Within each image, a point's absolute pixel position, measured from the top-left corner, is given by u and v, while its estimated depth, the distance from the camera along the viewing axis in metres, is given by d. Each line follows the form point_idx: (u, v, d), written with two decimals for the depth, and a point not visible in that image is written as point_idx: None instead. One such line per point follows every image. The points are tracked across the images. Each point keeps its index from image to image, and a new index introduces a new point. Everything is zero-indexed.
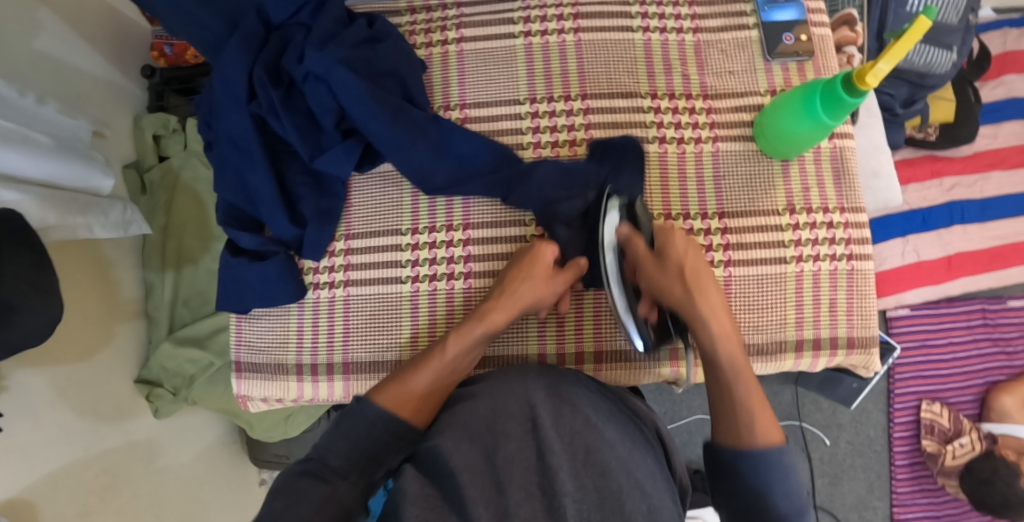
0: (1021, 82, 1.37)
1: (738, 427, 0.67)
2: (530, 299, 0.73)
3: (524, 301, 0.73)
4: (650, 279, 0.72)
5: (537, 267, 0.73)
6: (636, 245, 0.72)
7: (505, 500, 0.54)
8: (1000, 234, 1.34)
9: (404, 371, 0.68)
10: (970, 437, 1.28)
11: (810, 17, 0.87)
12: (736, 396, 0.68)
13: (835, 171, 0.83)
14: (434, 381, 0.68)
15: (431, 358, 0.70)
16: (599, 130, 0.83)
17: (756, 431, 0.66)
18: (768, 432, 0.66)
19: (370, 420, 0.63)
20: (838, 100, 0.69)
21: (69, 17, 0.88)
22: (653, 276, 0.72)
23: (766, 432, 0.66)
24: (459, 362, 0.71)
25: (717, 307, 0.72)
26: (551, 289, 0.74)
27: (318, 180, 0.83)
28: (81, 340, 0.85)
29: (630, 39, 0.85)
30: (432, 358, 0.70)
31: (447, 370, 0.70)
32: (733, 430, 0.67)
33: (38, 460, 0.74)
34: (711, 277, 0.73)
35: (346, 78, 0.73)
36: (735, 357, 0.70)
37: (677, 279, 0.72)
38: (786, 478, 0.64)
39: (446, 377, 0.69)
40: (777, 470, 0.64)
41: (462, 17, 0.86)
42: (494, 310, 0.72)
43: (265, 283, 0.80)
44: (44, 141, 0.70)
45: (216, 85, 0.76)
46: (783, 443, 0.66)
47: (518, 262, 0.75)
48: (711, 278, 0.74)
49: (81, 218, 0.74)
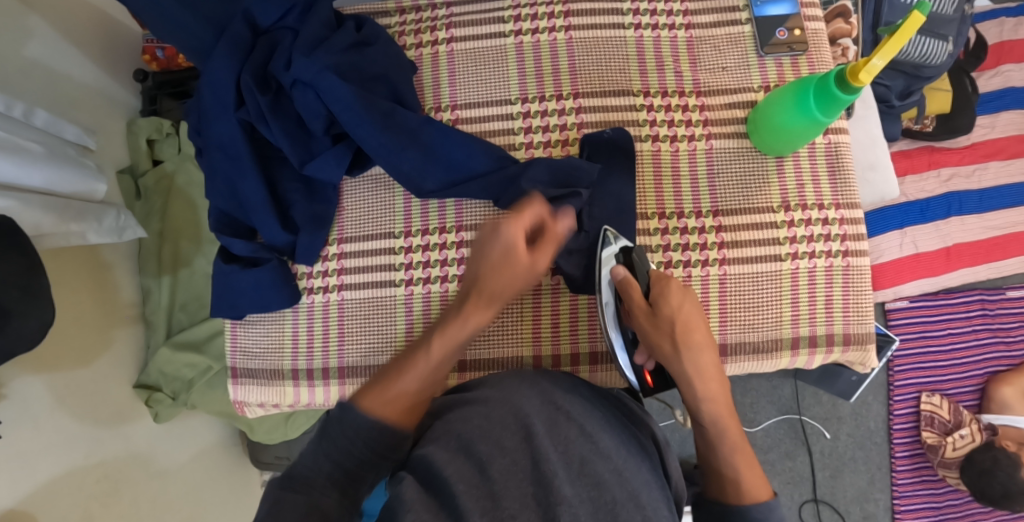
0: (1018, 72, 1.37)
1: (726, 481, 0.63)
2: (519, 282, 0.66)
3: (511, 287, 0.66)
4: (640, 331, 0.69)
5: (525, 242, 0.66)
6: (629, 291, 0.70)
7: (500, 511, 0.51)
8: (998, 225, 1.33)
9: (388, 373, 0.61)
10: (969, 428, 1.28)
11: (803, 11, 0.87)
12: (723, 450, 0.65)
13: (830, 166, 0.82)
14: (420, 384, 0.61)
15: (416, 358, 0.63)
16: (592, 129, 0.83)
17: (743, 488, 0.62)
18: (754, 490, 0.62)
19: (356, 426, 0.54)
20: (831, 97, 0.68)
21: (59, 23, 0.88)
22: (643, 329, 0.68)
23: (752, 488, 0.62)
24: (444, 360, 0.65)
25: (709, 368, 0.66)
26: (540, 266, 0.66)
27: (310, 185, 0.83)
28: (78, 347, 0.84)
29: (622, 37, 0.85)
30: (418, 358, 0.63)
31: (433, 371, 0.63)
32: (721, 486, 0.64)
33: (37, 467, 0.74)
34: (707, 331, 0.67)
35: (335, 84, 0.72)
36: (725, 413, 0.66)
37: (667, 336, 0.67)
38: None
39: (433, 380, 0.63)
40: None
41: (453, 16, 0.86)
42: (477, 299, 0.66)
43: (258, 289, 0.80)
44: (36, 149, 0.69)
45: (205, 92, 0.76)
46: (772, 499, 0.62)
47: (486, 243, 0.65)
48: (707, 329, 0.68)
49: (75, 226, 0.73)
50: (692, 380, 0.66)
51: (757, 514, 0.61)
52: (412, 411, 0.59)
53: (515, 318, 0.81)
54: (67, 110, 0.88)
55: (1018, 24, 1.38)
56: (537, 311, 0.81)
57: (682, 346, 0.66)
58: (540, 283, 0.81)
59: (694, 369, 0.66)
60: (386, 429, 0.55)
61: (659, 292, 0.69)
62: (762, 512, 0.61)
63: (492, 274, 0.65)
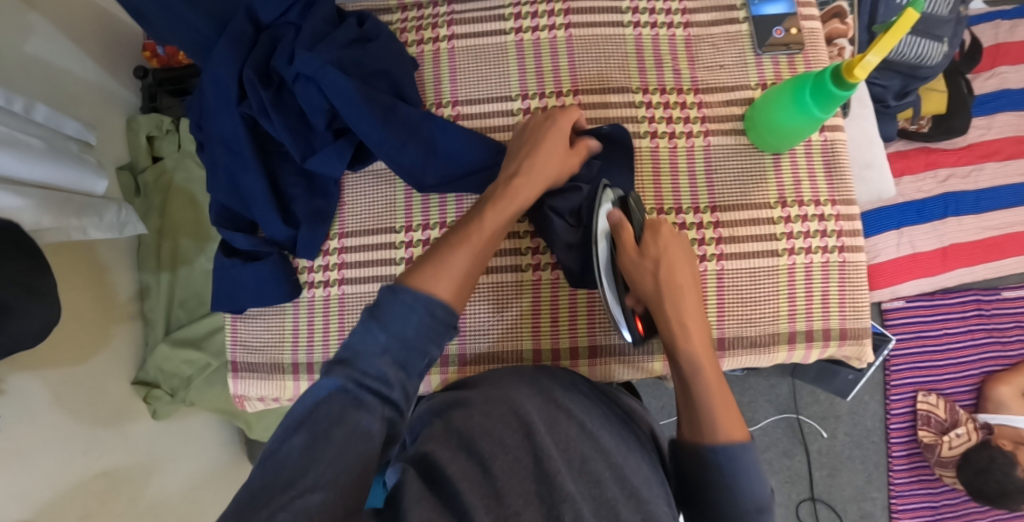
0: (1014, 74, 1.38)
1: (700, 419, 0.62)
2: (551, 171, 0.73)
3: (547, 173, 0.73)
4: (628, 269, 0.71)
5: (556, 137, 0.74)
6: (621, 231, 0.71)
7: (505, 508, 0.50)
8: (995, 225, 1.34)
9: (439, 252, 0.62)
10: (966, 427, 1.28)
11: (799, 10, 0.87)
12: (699, 388, 0.64)
13: (826, 164, 0.83)
14: (471, 260, 0.64)
15: (469, 236, 0.65)
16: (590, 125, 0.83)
17: (717, 425, 0.61)
18: (729, 428, 0.61)
19: (410, 313, 0.54)
20: (827, 94, 0.69)
21: (61, 20, 0.88)
22: (630, 268, 0.70)
23: (727, 426, 0.61)
24: (490, 242, 0.67)
25: (689, 306, 0.69)
26: (567, 162, 0.75)
27: (311, 180, 0.83)
28: (77, 344, 0.85)
29: (621, 35, 0.86)
30: (470, 236, 0.65)
31: (482, 253, 0.65)
32: (694, 426, 0.62)
33: (36, 463, 0.75)
34: (690, 271, 0.70)
35: (337, 78, 0.73)
36: (701, 352, 0.67)
37: (650, 274, 0.70)
38: (751, 476, 0.58)
39: (481, 256, 0.65)
40: (740, 461, 0.59)
41: (453, 14, 0.86)
42: (522, 186, 0.70)
43: (259, 283, 0.81)
44: (37, 143, 0.70)
45: (207, 87, 0.77)
46: (747, 441, 0.60)
47: (540, 135, 0.74)
48: (691, 272, 0.71)
49: (75, 221, 0.74)
50: (672, 318, 0.68)
51: (729, 451, 0.59)
52: (462, 286, 0.61)
53: (515, 312, 0.82)
54: (67, 107, 0.89)
55: (1013, 26, 1.39)
56: (536, 306, 0.82)
57: (666, 284, 0.69)
58: (540, 278, 0.82)
59: (675, 307, 0.69)
60: (444, 310, 0.56)
61: (650, 234, 0.72)
62: (735, 451, 0.59)
63: (539, 162, 0.72)
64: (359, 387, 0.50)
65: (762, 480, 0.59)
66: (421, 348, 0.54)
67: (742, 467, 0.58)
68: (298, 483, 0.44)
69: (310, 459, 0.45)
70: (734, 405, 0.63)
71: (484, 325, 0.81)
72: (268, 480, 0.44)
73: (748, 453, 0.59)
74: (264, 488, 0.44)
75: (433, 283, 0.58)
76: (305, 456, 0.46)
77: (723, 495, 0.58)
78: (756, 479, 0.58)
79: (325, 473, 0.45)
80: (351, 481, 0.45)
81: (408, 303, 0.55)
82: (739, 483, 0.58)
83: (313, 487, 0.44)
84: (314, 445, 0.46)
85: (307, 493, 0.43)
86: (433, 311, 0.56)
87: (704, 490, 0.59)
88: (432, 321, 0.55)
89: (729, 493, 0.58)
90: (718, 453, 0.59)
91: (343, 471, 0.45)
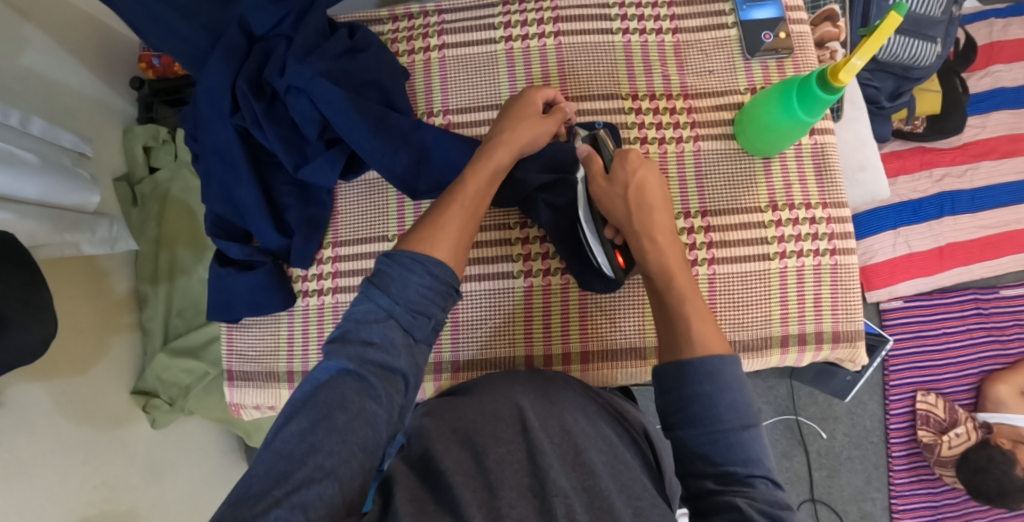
0: (1008, 72, 1.38)
1: (680, 335, 0.61)
2: (529, 137, 0.74)
3: (525, 137, 0.74)
4: (600, 199, 0.73)
5: (528, 109, 0.76)
6: (591, 162, 0.74)
7: (497, 501, 0.51)
8: (991, 223, 1.34)
9: (433, 214, 0.64)
10: (965, 426, 1.28)
11: (789, 14, 0.88)
12: (675, 309, 0.64)
13: (817, 167, 0.84)
14: (465, 218, 0.64)
15: (456, 194, 0.67)
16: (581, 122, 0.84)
17: (695, 339, 0.60)
18: (708, 341, 0.59)
19: (410, 276, 0.56)
20: (813, 97, 0.70)
21: (56, 33, 0.89)
22: (601, 194, 0.72)
23: (706, 340, 0.59)
24: (479, 199, 0.68)
25: (659, 225, 0.70)
26: (544, 128, 0.76)
27: (304, 189, 0.84)
28: (77, 354, 0.86)
29: (611, 41, 0.86)
30: (459, 194, 0.67)
31: (474, 211, 0.66)
32: (672, 343, 0.61)
33: (36, 474, 0.75)
34: (660, 192, 0.72)
35: (327, 89, 0.74)
36: (674, 267, 0.68)
37: (620, 197, 0.71)
38: (731, 389, 0.55)
39: (472, 215, 0.66)
40: (720, 377, 0.56)
41: (444, 23, 0.87)
42: (499, 146, 0.72)
43: (253, 293, 0.81)
44: (31, 158, 0.71)
45: (201, 99, 0.77)
46: (729, 354, 0.58)
47: (511, 107, 0.77)
48: (661, 195, 0.72)
49: (70, 236, 0.75)
50: (643, 240, 0.70)
51: (707, 367, 0.56)
52: (461, 247, 0.62)
53: (507, 317, 0.82)
54: (63, 118, 0.89)
55: (1006, 25, 1.39)
56: (529, 307, 0.82)
57: (636, 206, 0.71)
58: (532, 284, 0.82)
59: (645, 227, 0.70)
60: (442, 268, 0.57)
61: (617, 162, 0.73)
62: (713, 365, 0.56)
63: (512, 125, 0.74)
64: (361, 363, 0.51)
65: (747, 398, 0.55)
66: (424, 311, 0.55)
67: (723, 384, 0.55)
68: (294, 476, 0.45)
69: (309, 449, 0.46)
70: (712, 320, 0.62)
71: (476, 330, 0.82)
72: (263, 477, 0.45)
73: (726, 368, 0.56)
74: (262, 481, 0.45)
75: (429, 243, 0.59)
76: (304, 444, 0.46)
77: (704, 416, 0.54)
78: (740, 395, 0.55)
79: (324, 461, 0.46)
80: (350, 474, 0.46)
81: (407, 266, 0.56)
82: (719, 399, 0.55)
83: (311, 478, 0.45)
84: (309, 436, 0.47)
85: (303, 487, 0.44)
86: (433, 271, 0.57)
87: (688, 409, 0.56)
88: (432, 283, 0.56)
89: (707, 408, 0.55)
90: (695, 369, 0.56)
91: (343, 459, 0.46)
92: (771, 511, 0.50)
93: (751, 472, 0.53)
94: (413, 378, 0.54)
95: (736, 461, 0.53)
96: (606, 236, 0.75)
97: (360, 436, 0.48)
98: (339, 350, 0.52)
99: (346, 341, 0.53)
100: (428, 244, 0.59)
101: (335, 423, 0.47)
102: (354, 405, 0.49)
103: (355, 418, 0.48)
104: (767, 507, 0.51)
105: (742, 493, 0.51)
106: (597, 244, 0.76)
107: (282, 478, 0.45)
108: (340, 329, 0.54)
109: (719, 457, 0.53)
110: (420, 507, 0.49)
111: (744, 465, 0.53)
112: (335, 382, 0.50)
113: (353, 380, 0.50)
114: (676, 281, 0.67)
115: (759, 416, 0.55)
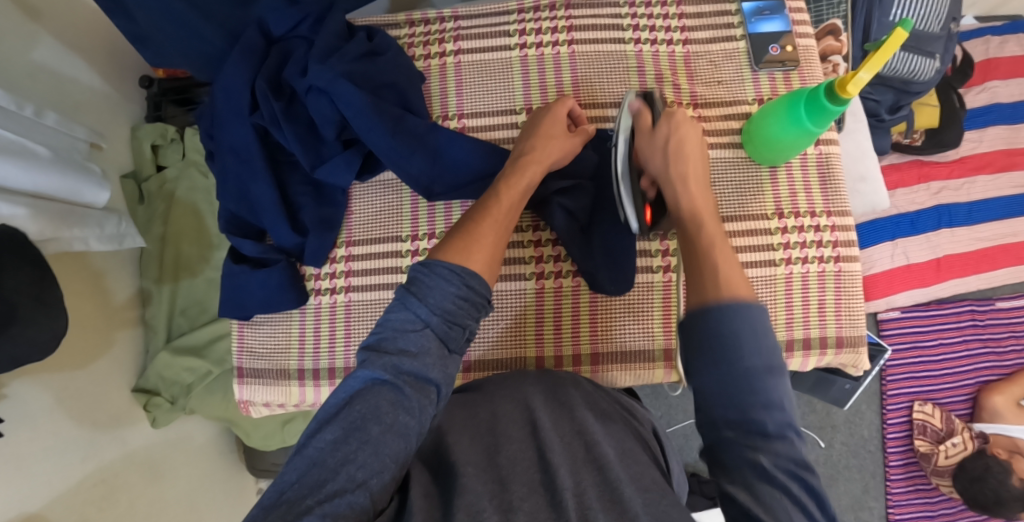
0: (1004, 89, 1.41)
1: (707, 274, 0.61)
2: (559, 153, 0.77)
3: (555, 153, 0.77)
4: (642, 150, 0.77)
5: (556, 124, 0.78)
6: (640, 116, 0.77)
7: (508, 495, 0.51)
8: (988, 236, 1.36)
9: (465, 228, 0.67)
10: (962, 436, 1.30)
11: (795, 28, 0.90)
12: (704, 252, 0.65)
13: (822, 176, 0.85)
14: (496, 233, 0.68)
15: (489, 209, 0.70)
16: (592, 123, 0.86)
17: (718, 280, 0.59)
18: (735, 286, 0.58)
19: (445, 287, 0.59)
20: (821, 108, 0.71)
21: (72, 29, 0.90)
22: (643, 145, 0.76)
23: (733, 285, 0.58)
24: (511, 213, 0.71)
25: (694, 172, 0.73)
26: (570, 145, 0.78)
27: (318, 190, 0.85)
28: (80, 351, 0.87)
29: (623, 50, 0.88)
30: (490, 209, 0.70)
31: (504, 227, 0.70)
32: (699, 284, 0.60)
33: (37, 470, 0.76)
34: (699, 148, 0.74)
35: (347, 90, 0.75)
36: (704, 213, 0.70)
37: (660, 151, 0.75)
38: (755, 330, 0.54)
39: (502, 231, 0.69)
40: (746, 318, 0.55)
41: (459, 29, 0.89)
42: (531, 163, 0.74)
43: (267, 290, 0.82)
44: (42, 152, 0.71)
45: (218, 97, 0.79)
46: (755, 299, 0.57)
47: (539, 123, 0.79)
48: (701, 151, 0.75)
49: (76, 231, 0.75)
50: (677, 185, 0.72)
51: (731, 307, 0.55)
52: (492, 261, 0.66)
53: (518, 320, 0.83)
54: (74, 115, 0.90)
55: (1003, 42, 1.42)
56: (540, 306, 0.84)
57: (673, 155, 0.74)
58: (544, 286, 0.84)
59: (680, 173, 0.73)
60: (475, 280, 0.61)
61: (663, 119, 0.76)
62: (739, 307, 0.55)
63: (542, 142, 0.76)
64: (397, 374, 0.54)
65: (772, 341, 0.54)
66: (458, 323, 0.58)
67: (747, 325, 0.54)
68: (327, 486, 0.47)
69: (341, 460, 0.48)
70: (737, 266, 0.62)
71: (488, 331, 0.83)
72: (295, 484, 0.47)
73: (753, 309, 0.55)
74: (294, 487, 0.47)
75: (465, 255, 0.63)
76: (338, 454, 0.49)
77: (729, 356, 0.53)
78: (764, 338, 0.54)
79: (357, 472, 0.48)
80: (381, 485, 0.48)
81: (443, 277, 0.60)
82: (744, 339, 0.54)
83: (344, 489, 0.47)
84: (342, 445, 0.49)
85: (335, 497, 0.46)
86: (468, 283, 0.61)
87: (713, 349, 0.54)
88: (466, 294, 0.60)
89: (732, 349, 0.53)
90: (722, 309, 0.55)
91: (375, 470, 0.48)
92: (793, 470, 0.51)
93: (774, 422, 0.52)
94: (445, 388, 0.56)
95: (759, 405, 0.52)
96: (640, 187, 0.78)
97: (393, 448, 0.50)
98: (375, 360, 0.54)
99: (382, 351, 0.55)
100: (464, 256, 0.63)
101: (369, 435, 0.50)
102: (388, 417, 0.51)
103: (388, 430, 0.51)
104: (788, 466, 0.51)
105: (764, 449, 0.51)
106: (630, 199, 0.76)
107: (314, 487, 0.46)
108: (377, 336, 0.57)
109: (744, 400, 0.52)
110: (433, 506, 0.51)
111: (765, 409, 0.52)
112: (371, 391, 0.52)
113: (389, 390, 0.53)
114: (704, 226, 0.68)
115: (781, 361, 0.55)
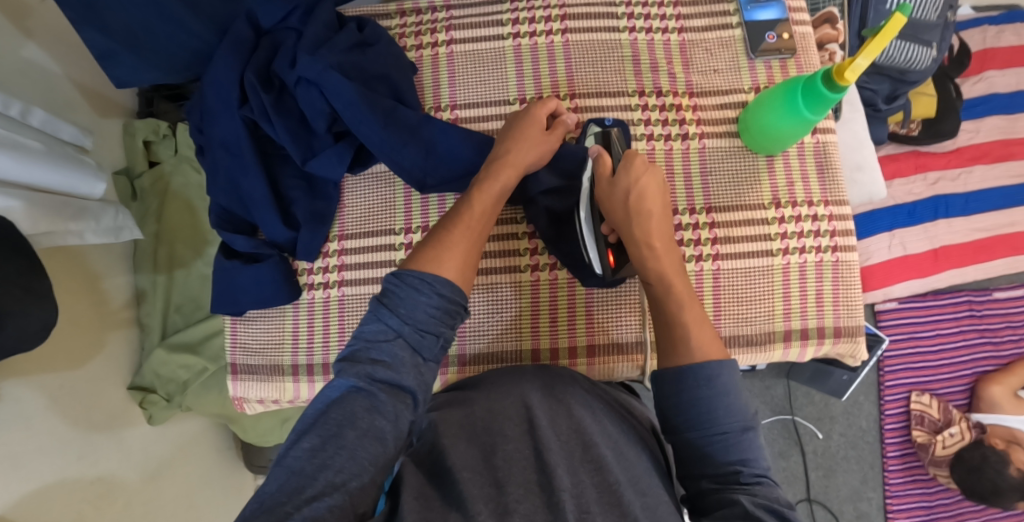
0: (1001, 78, 1.40)
1: (679, 341, 0.63)
2: (534, 155, 0.75)
3: (529, 156, 0.75)
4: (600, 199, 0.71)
5: (532, 126, 0.76)
6: (599, 162, 0.72)
7: (504, 498, 0.51)
8: (986, 226, 1.36)
9: (439, 235, 0.65)
10: (959, 426, 1.29)
11: (792, 16, 0.89)
12: (674, 317, 0.65)
13: (819, 166, 0.85)
14: (467, 234, 0.66)
15: (462, 215, 0.68)
16: (584, 113, 0.85)
17: (692, 346, 0.62)
18: (706, 349, 0.61)
19: (417, 297, 0.58)
20: (819, 97, 0.71)
21: (59, 24, 0.88)
22: (603, 195, 0.71)
23: (705, 347, 0.61)
24: (485, 218, 0.70)
25: (658, 231, 0.69)
26: (547, 145, 0.77)
27: (311, 183, 0.84)
28: (74, 347, 0.85)
29: (618, 40, 0.87)
30: (463, 215, 0.68)
31: (479, 231, 0.68)
32: (674, 350, 0.62)
33: (33, 470, 0.74)
34: (660, 203, 0.69)
35: (338, 82, 0.75)
36: (671, 274, 0.68)
37: (621, 202, 0.69)
38: (729, 393, 0.58)
39: (475, 234, 0.67)
40: (718, 382, 0.58)
41: (452, 19, 0.88)
42: (506, 167, 0.73)
43: (259, 285, 0.81)
44: (34, 147, 0.69)
45: (209, 93, 0.79)
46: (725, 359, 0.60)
47: (517, 124, 0.77)
48: (661, 203, 0.70)
49: (73, 225, 0.73)
50: (642, 245, 0.68)
51: (707, 372, 0.58)
52: (467, 266, 0.64)
53: (513, 314, 0.83)
54: (64, 110, 0.88)
55: (1000, 32, 1.42)
56: (535, 304, 0.83)
57: (635, 211, 0.68)
58: (539, 278, 0.83)
59: (644, 234, 0.68)
60: (449, 288, 0.60)
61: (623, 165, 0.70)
62: (713, 370, 0.59)
63: (516, 145, 0.74)
64: (370, 382, 0.53)
65: (743, 402, 0.59)
66: (432, 331, 0.57)
67: (721, 388, 0.58)
68: (307, 491, 0.46)
69: (320, 466, 0.48)
70: (709, 330, 0.64)
71: (484, 324, 0.82)
72: (275, 492, 0.46)
73: (724, 373, 0.59)
74: (274, 496, 0.46)
75: (437, 264, 0.61)
76: (316, 460, 0.48)
77: (704, 421, 0.57)
78: (736, 398, 0.58)
79: (335, 477, 0.47)
80: (360, 487, 0.48)
81: (414, 287, 0.58)
82: (717, 404, 0.57)
83: (323, 492, 0.46)
84: (320, 452, 0.48)
85: (314, 501, 0.45)
86: (439, 291, 0.59)
87: (687, 413, 0.59)
88: (438, 302, 0.58)
89: (703, 412, 0.58)
90: (695, 375, 0.59)
91: (355, 473, 0.48)
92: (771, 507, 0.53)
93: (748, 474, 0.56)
94: (421, 395, 0.55)
95: (734, 461, 0.56)
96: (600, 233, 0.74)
97: (371, 452, 0.50)
98: (350, 368, 0.53)
99: (355, 360, 0.54)
100: (436, 263, 0.61)
101: (346, 440, 0.49)
102: (364, 421, 0.50)
103: (364, 434, 0.50)
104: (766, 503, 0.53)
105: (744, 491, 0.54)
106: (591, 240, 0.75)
107: (293, 494, 0.46)
108: (351, 348, 0.56)
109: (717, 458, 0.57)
110: (429, 508, 0.50)
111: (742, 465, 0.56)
112: (346, 399, 0.52)
113: (363, 396, 0.52)
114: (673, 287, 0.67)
115: (755, 418, 0.59)
